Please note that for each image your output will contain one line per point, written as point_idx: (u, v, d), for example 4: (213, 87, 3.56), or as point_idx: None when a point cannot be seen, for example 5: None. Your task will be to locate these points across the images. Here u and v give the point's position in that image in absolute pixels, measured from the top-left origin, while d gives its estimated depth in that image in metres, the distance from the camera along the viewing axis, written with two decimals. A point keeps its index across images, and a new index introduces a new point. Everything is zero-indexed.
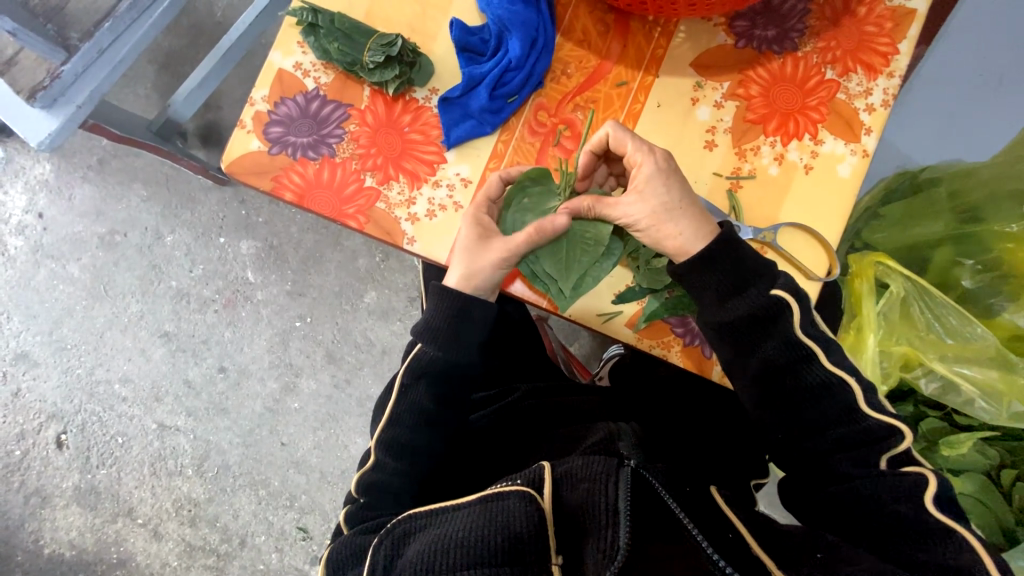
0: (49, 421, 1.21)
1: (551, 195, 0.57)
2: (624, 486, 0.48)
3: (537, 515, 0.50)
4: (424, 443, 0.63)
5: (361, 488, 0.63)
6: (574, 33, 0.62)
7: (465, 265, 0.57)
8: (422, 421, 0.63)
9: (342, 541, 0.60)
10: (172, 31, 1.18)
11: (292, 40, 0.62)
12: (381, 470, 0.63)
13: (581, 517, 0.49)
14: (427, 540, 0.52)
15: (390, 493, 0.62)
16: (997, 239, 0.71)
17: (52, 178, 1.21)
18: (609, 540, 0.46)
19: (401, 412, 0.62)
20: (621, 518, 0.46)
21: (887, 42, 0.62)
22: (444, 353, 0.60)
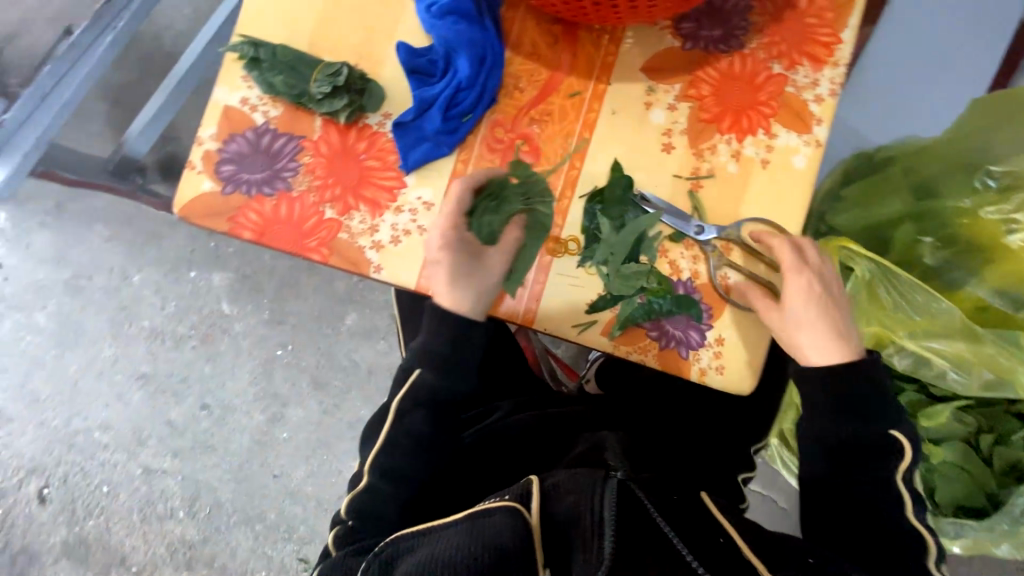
0: (29, 476, 1.17)
1: (509, 202, 0.60)
2: (609, 495, 0.48)
3: (524, 530, 0.49)
4: (416, 470, 0.61)
5: (351, 512, 0.62)
6: (522, 47, 0.62)
7: (461, 285, 0.58)
8: (418, 447, 0.61)
9: (331, 562, 0.59)
10: (121, 65, 1.15)
11: (235, 75, 0.61)
12: (373, 495, 0.61)
13: (567, 530, 0.48)
14: (416, 560, 0.50)
15: (380, 518, 0.61)
16: (954, 215, 0.74)
17: (8, 226, 1.17)
18: (593, 553, 0.45)
19: (395, 438, 0.61)
20: (608, 529, 0.46)
21: (829, 32, 0.63)
22: (444, 378, 0.60)
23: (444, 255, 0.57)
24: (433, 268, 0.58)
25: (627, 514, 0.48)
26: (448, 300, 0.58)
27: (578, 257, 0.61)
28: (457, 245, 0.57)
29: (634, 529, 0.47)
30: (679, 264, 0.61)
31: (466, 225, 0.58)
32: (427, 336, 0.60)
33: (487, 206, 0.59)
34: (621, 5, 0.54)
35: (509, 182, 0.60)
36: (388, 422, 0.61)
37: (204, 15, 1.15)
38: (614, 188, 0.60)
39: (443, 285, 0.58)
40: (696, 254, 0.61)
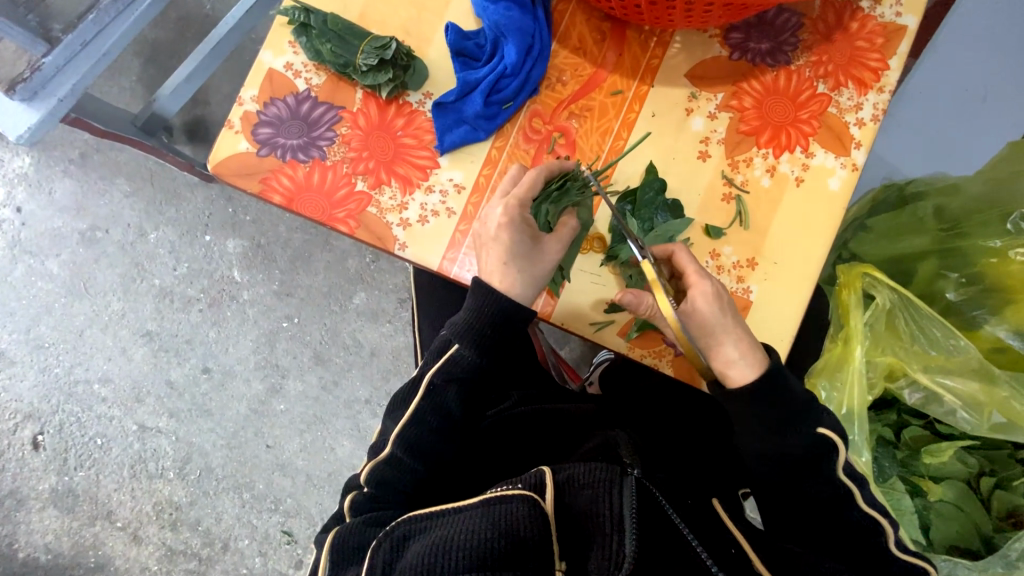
0: (25, 421, 1.18)
1: (567, 190, 0.59)
2: (628, 493, 0.49)
3: (540, 519, 0.49)
4: (441, 447, 0.60)
5: (372, 480, 0.60)
6: (570, 40, 0.62)
7: (516, 265, 0.55)
8: (445, 423, 0.59)
9: (347, 526, 0.57)
10: (160, 24, 1.15)
11: (282, 40, 0.61)
12: (396, 467, 0.59)
13: (584, 522, 0.49)
14: (430, 542, 0.49)
15: (399, 491, 0.59)
16: (981, 254, 0.72)
17: (31, 171, 1.18)
18: (612, 549, 0.46)
19: (425, 413, 0.59)
20: (627, 526, 0.47)
21: (877, 58, 0.63)
22: (481, 357, 0.57)
23: (504, 232, 0.55)
24: (489, 245, 0.56)
25: (646, 512, 0.50)
26: (501, 279, 0.56)
27: (602, 257, 0.61)
28: (518, 223, 0.55)
29: (655, 529, 0.49)
30: None
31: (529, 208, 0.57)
32: (470, 313, 0.56)
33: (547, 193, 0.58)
34: (676, 9, 0.54)
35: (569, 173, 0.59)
36: (420, 394, 0.58)
37: None
38: (644, 193, 0.60)
39: (496, 262, 0.56)
40: (719, 266, 0.61)
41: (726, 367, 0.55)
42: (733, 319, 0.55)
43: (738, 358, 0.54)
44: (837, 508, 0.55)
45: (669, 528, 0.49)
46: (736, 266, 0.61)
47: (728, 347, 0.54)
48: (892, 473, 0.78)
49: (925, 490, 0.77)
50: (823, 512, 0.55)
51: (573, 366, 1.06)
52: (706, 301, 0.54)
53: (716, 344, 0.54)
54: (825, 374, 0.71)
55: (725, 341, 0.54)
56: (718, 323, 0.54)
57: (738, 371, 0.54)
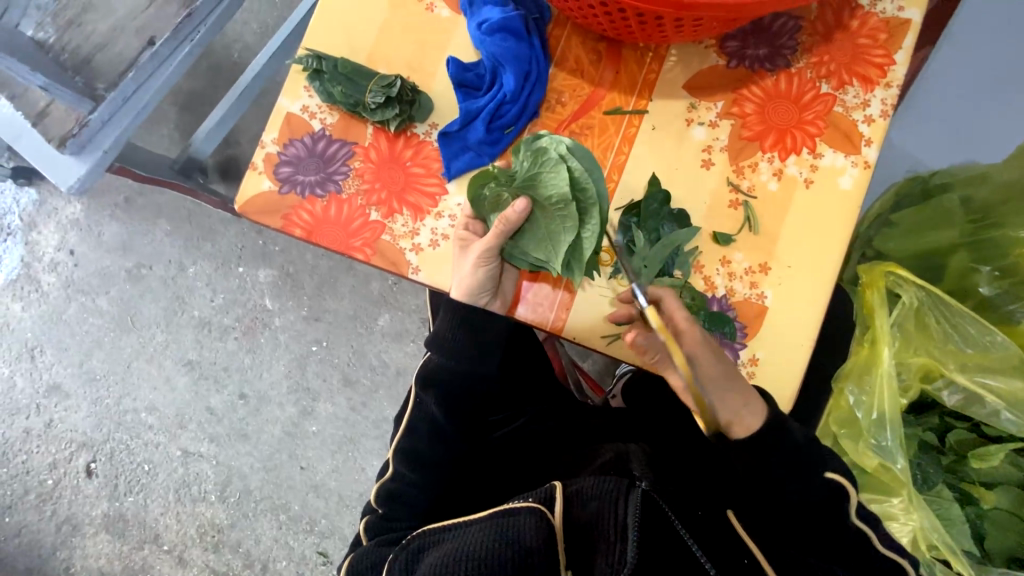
0: (80, 450, 1.26)
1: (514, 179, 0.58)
2: (633, 503, 0.48)
3: (548, 530, 0.50)
4: (438, 454, 0.65)
5: (382, 498, 0.65)
6: (567, 63, 0.64)
7: (496, 263, 0.59)
8: (435, 432, 0.65)
9: (362, 550, 0.62)
10: (193, 74, 1.25)
11: (298, 85, 0.65)
12: (401, 481, 0.65)
13: (590, 532, 0.49)
14: (442, 554, 0.51)
15: (409, 504, 0.64)
16: (1014, 245, 0.69)
17: (83, 217, 1.28)
18: (616, 556, 0.46)
19: (414, 422, 0.66)
20: (631, 535, 0.46)
21: (882, 54, 0.62)
22: (458, 364, 0.64)
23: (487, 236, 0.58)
24: (473, 245, 0.59)
25: (650, 522, 0.49)
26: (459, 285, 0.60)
27: (610, 270, 0.61)
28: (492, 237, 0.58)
29: (659, 540, 0.49)
30: (713, 281, 0.61)
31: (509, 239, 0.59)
32: (440, 326, 0.64)
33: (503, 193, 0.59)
34: (667, 25, 0.56)
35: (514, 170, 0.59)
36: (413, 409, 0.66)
37: (270, 30, 1.24)
38: (649, 204, 0.60)
39: (472, 261, 0.58)
40: (731, 272, 0.61)
41: (732, 415, 0.56)
42: (732, 375, 0.56)
43: (743, 410, 0.56)
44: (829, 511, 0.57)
45: (678, 544, 0.49)
46: (748, 271, 0.61)
47: (730, 400, 0.56)
48: (938, 481, 0.73)
49: (977, 498, 0.73)
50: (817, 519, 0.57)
51: (596, 378, 1.06)
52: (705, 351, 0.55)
53: (721, 395, 0.56)
54: (853, 378, 0.68)
55: (731, 393, 0.56)
56: (721, 372, 0.55)
57: (742, 422, 0.56)
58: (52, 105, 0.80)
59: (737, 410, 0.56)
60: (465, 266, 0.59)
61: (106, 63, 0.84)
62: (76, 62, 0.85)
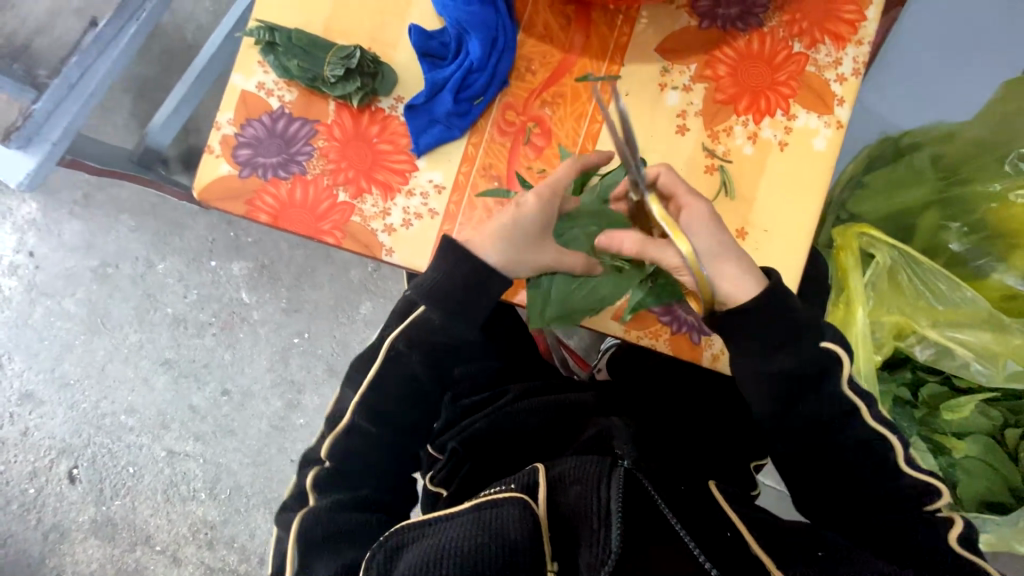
0: (60, 456, 1.22)
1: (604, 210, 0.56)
2: (615, 484, 0.50)
3: (532, 520, 0.50)
4: (412, 420, 0.64)
5: (335, 454, 0.62)
6: (535, 29, 0.62)
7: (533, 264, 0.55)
8: (413, 391, 0.63)
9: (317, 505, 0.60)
10: (145, 58, 1.18)
11: (252, 61, 0.61)
12: (365, 438, 0.63)
13: (573, 518, 0.50)
14: (422, 551, 0.50)
15: (380, 469, 0.64)
16: (983, 200, 0.71)
17: (39, 216, 1.21)
18: (600, 544, 0.47)
19: (387, 384, 0.62)
20: (614, 518, 0.47)
21: (853, 9, 0.61)
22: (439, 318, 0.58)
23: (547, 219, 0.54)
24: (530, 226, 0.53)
25: (633, 501, 0.51)
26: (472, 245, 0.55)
27: None
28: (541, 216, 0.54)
29: (642, 519, 0.50)
30: None
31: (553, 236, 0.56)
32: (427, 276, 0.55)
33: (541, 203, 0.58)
34: None
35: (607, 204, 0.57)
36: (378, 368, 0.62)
37: (224, 8, 1.17)
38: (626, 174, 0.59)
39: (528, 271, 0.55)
40: None
41: (731, 285, 0.52)
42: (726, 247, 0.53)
43: (739, 276, 0.52)
44: (854, 478, 0.55)
45: (658, 519, 0.50)
46: None
47: (727, 266, 0.52)
48: (911, 434, 0.76)
49: (949, 448, 0.76)
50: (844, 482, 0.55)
51: (583, 355, 1.07)
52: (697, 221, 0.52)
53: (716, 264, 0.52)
54: None
55: (724, 258, 0.52)
56: (713, 245, 0.52)
57: (742, 288, 0.52)
58: None
59: (732, 277, 0.52)
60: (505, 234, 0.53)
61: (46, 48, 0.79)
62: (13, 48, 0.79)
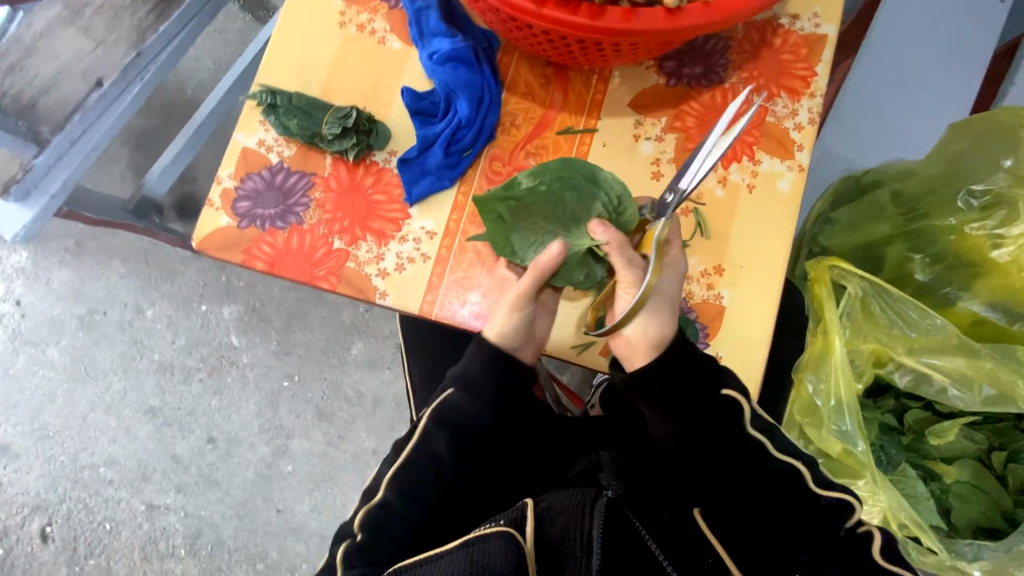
0: (33, 513, 1.17)
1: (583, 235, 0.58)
2: (598, 513, 0.49)
3: (519, 555, 0.49)
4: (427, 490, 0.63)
5: (366, 527, 0.62)
6: (518, 87, 0.67)
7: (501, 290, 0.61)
8: (437, 471, 0.63)
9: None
10: (145, 112, 1.22)
11: (254, 119, 0.65)
12: (387, 510, 0.63)
13: (559, 550, 0.50)
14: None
15: (396, 539, 0.62)
16: (941, 233, 0.75)
17: (29, 265, 1.22)
18: (583, 572, 0.47)
19: (416, 458, 0.63)
20: (596, 548, 0.47)
21: (804, 67, 0.67)
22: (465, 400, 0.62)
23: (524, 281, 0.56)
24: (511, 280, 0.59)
25: (615, 530, 0.49)
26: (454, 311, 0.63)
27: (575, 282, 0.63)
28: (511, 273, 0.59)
29: (628, 549, 0.49)
30: None
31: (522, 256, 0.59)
32: (465, 362, 0.62)
33: (530, 221, 0.59)
34: (607, 49, 0.59)
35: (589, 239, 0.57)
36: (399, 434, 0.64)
37: (224, 67, 1.24)
38: None
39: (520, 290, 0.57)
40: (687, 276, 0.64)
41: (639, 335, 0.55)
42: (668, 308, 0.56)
43: (651, 332, 0.55)
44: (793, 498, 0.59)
45: (641, 548, 0.50)
46: (704, 274, 0.64)
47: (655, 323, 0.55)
48: (900, 460, 0.78)
49: (940, 474, 0.77)
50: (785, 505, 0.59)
51: (574, 391, 1.08)
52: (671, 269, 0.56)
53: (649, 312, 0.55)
54: (810, 368, 0.71)
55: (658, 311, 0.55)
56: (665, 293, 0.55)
57: (643, 341, 0.55)
58: None
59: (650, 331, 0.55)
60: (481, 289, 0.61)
61: (51, 106, 0.82)
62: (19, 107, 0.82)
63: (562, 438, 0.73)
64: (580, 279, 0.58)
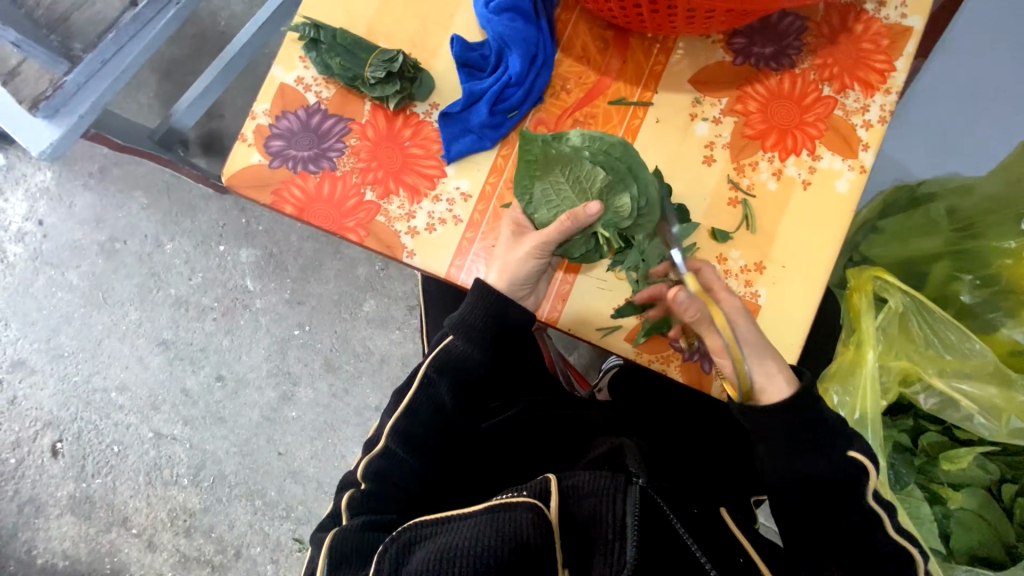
0: (45, 429, 1.20)
1: (612, 207, 0.57)
2: (632, 499, 0.48)
3: (544, 525, 0.49)
4: (437, 444, 0.63)
5: (368, 475, 0.61)
6: (573, 49, 0.63)
7: (539, 261, 0.57)
8: (438, 418, 0.62)
9: (345, 530, 0.56)
10: (176, 41, 1.19)
11: (293, 55, 0.63)
12: (391, 459, 0.61)
13: (587, 528, 0.49)
14: (432, 551, 0.49)
15: (399, 487, 0.61)
16: (995, 255, 0.71)
17: (53, 186, 1.21)
18: (615, 555, 0.46)
19: (418, 402, 0.62)
20: (631, 534, 0.46)
21: (883, 59, 0.62)
22: (473, 348, 0.61)
23: (547, 230, 0.56)
24: (527, 236, 0.57)
25: (649, 520, 0.50)
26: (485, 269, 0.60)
27: (609, 262, 0.61)
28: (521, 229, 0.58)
29: (657, 538, 0.49)
30: None
31: (536, 220, 0.58)
32: (467, 308, 0.61)
33: (551, 176, 0.57)
34: (677, 16, 0.55)
35: (619, 209, 0.57)
36: (415, 388, 0.62)
37: (259, 0, 1.19)
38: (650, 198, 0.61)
39: (525, 252, 0.57)
40: (726, 270, 0.61)
41: (765, 380, 0.54)
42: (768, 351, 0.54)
43: (776, 372, 0.54)
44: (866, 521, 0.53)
45: (670, 534, 0.50)
46: (744, 270, 0.61)
47: (764, 362, 0.54)
48: (910, 480, 0.75)
49: (945, 498, 0.75)
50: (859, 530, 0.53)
51: (582, 372, 1.07)
52: (739, 317, 0.52)
53: (755, 359, 0.54)
54: (837, 379, 0.69)
55: (764, 356, 0.54)
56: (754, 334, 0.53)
57: (775, 385, 0.54)
58: (25, 64, 0.75)
59: (766, 370, 0.54)
60: (514, 252, 0.57)
61: (82, 22, 0.78)
62: (50, 19, 0.78)
63: (583, 419, 0.70)
64: (578, 255, 0.59)
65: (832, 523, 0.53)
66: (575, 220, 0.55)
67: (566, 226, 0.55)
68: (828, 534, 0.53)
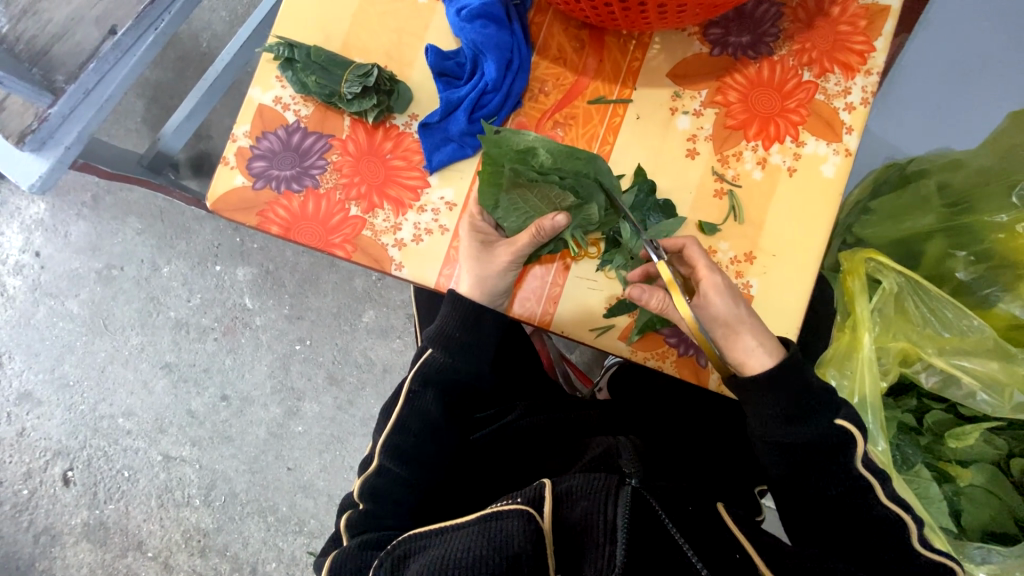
0: (55, 458, 1.21)
1: (579, 208, 0.58)
2: (623, 501, 0.49)
3: (535, 533, 0.49)
4: (429, 456, 0.63)
5: (366, 493, 0.61)
6: (549, 51, 0.63)
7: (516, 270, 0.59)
8: (428, 429, 0.62)
9: (344, 549, 0.58)
10: (159, 65, 1.19)
11: (270, 75, 0.63)
12: (387, 475, 0.61)
13: (579, 534, 0.49)
14: (426, 561, 0.50)
15: (397, 501, 0.61)
16: (987, 230, 0.70)
17: (47, 217, 1.22)
18: (605, 558, 0.46)
19: (406, 419, 0.62)
20: (620, 537, 0.46)
21: (862, 40, 0.62)
22: (454, 358, 0.61)
23: (516, 240, 0.58)
24: (498, 247, 0.58)
25: (640, 520, 0.49)
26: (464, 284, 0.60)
27: (597, 262, 0.61)
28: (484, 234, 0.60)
29: (651, 542, 0.49)
30: None
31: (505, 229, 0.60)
32: (443, 321, 0.61)
33: (518, 191, 0.58)
34: (649, 11, 0.54)
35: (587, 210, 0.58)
36: (400, 403, 0.62)
37: (240, 18, 1.19)
38: (636, 194, 0.60)
39: (502, 264, 0.58)
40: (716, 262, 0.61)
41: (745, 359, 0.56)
42: (747, 309, 0.55)
43: (756, 349, 0.55)
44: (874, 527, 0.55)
45: (665, 538, 0.49)
46: (733, 261, 0.61)
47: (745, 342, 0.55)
48: (917, 461, 0.75)
49: (953, 476, 0.74)
50: (862, 527, 0.55)
51: (584, 370, 1.07)
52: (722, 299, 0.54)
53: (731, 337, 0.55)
54: (834, 364, 0.69)
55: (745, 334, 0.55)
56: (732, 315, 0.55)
57: (757, 361, 0.55)
58: (9, 98, 0.75)
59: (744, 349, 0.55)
60: (490, 266, 0.58)
61: (59, 53, 0.78)
62: (30, 52, 0.77)
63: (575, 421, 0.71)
64: (547, 250, 0.60)
65: (845, 524, 0.56)
66: (543, 233, 0.56)
67: (533, 239, 0.57)
68: (844, 535, 0.56)
